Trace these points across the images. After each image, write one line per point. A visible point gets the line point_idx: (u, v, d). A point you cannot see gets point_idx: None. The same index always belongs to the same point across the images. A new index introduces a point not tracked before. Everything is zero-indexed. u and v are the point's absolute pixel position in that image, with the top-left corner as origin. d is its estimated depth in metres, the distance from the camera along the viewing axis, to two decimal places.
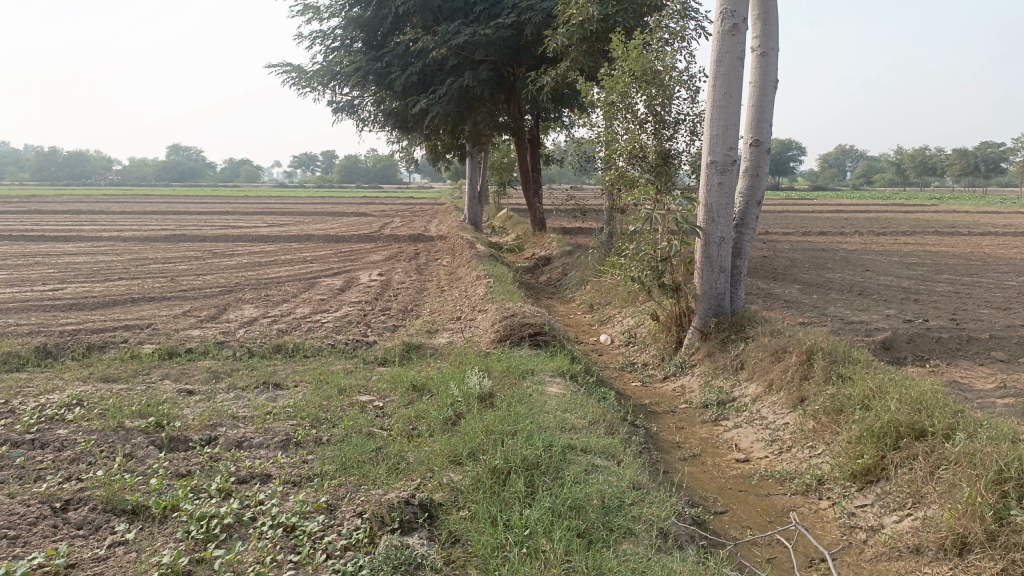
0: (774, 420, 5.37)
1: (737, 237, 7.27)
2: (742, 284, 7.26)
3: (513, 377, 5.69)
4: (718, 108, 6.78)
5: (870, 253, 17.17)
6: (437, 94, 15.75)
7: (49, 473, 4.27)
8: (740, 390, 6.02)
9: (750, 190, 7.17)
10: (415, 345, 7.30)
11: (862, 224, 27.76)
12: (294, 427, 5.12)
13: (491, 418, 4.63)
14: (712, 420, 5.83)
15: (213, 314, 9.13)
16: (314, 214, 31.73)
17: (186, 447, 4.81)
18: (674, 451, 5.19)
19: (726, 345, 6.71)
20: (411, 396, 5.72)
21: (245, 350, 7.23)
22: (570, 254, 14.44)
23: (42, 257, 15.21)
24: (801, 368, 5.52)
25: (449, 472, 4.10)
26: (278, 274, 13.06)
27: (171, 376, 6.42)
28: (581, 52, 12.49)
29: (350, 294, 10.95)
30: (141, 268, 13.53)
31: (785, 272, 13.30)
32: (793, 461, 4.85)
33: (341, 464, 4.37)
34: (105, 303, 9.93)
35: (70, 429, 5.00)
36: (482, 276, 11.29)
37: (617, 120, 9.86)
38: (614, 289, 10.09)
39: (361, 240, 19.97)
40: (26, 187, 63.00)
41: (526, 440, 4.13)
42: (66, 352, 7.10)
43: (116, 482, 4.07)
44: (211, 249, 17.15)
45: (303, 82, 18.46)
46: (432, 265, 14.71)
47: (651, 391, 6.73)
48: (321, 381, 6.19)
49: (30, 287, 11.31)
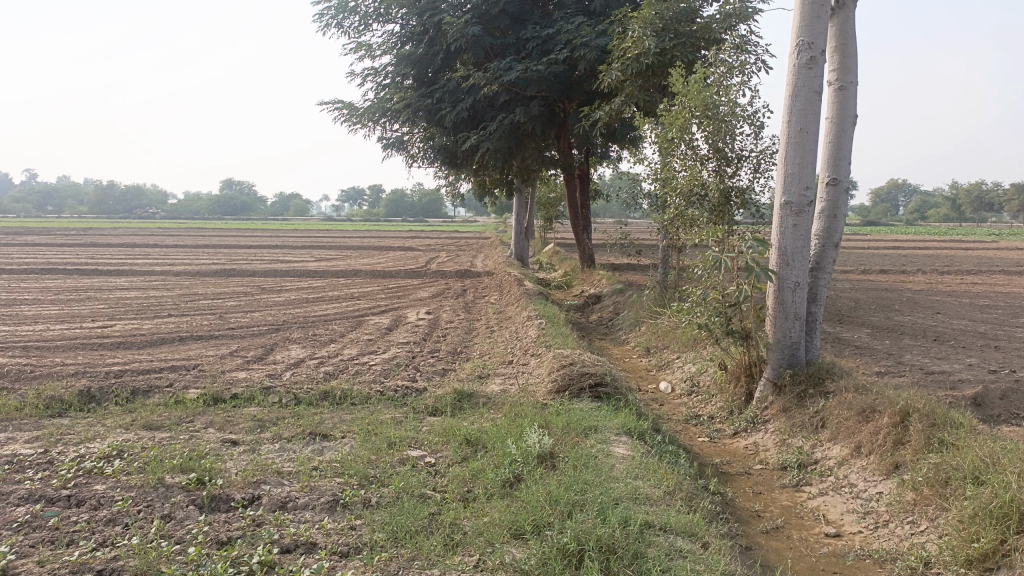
0: (866, 489, 4.89)
1: (812, 282, 6.78)
2: (818, 332, 6.75)
3: (575, 435, 5.28)
4: (793, 145, 6.37)
5: (937, 294, 16.40)
6: (487, 131, 15.57)
7: (82, 538, 3.99)
8: (823, 452, 5.53)
9: (826, 232, 6.71)
10: (467, 393, 6.91)
11: (923, 262, 26.83)
12: (342, 485, 4.79)
13: (556, 484, 4.23)
14: (792, 485, 5.35)
15: (259, 355, 8.91)
16: (361, 247, 31.93)
17: (227, 507, 4.50)
18: (754, 521, 4.71)
19: (803, 401, 6.22)
20: (465, 452, 5.34)
21: (292, 397, 6.93)
22: (622, 293, 14.01)
23: (95, 292, 15.31)
24: (894, 432, 5.05)
25: (512, 550, 3.71)
26: (326, 312, 12.87)
27: (215, 424, 6.15)
28: (636, 87, 12.18)
29: (398, 334, 10.67)
30: (190, 305, 13.47)
31: (851, 315, 12.68)
32: (893, 540, 4.35)
33: (391, 534, 4.01)
34: (152, 342, 9.78)
35: (108, 485, 4.73)
36: (532, 316, 10.94)
37: (675, 155, 9.48)
38: (673, 333, 9.65)
39: (408, 275, 19.80)
40: (85, 220, 64.68)
41: (598, 516, 3.73)
42: (110, 396, 6.89)
43: (151, 551, 3.77)
44: (259, 285, 17.13)
45: (353, 119, 18.54)
46: (481, 303, 14.44)
47: (721, 448, 6.25)
48: (370, 433, 5.86)
49: (80, 324, 11.27)
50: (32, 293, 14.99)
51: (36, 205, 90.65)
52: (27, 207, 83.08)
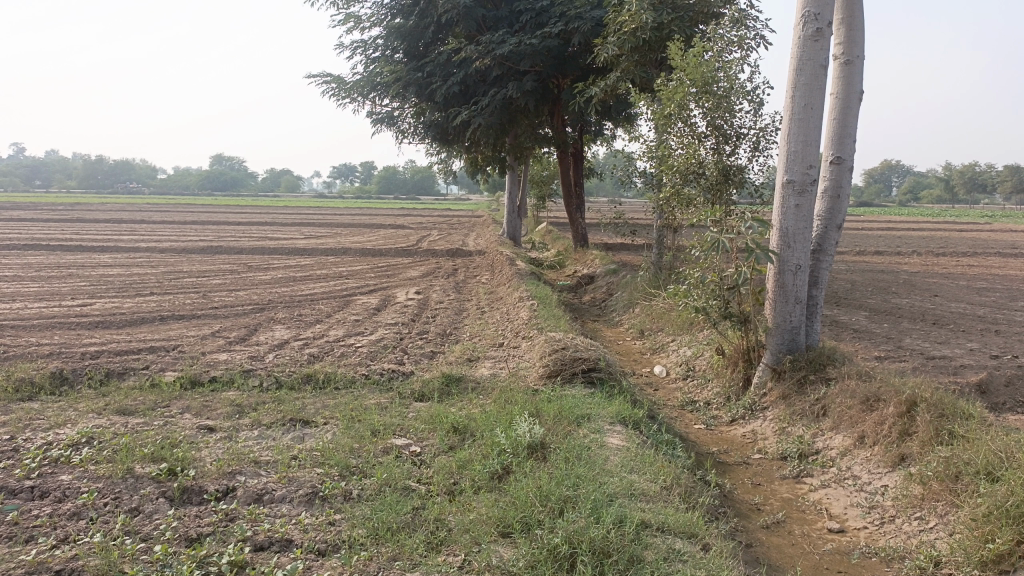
0: (870, 482, 4.70)
1: (814, 265, 6.55)
2: (819, 316, 6.52)
3: (567, 424, 5.05)
4: (797, 121, 6.10)
5: (934, 276, 16.18)
6: (480, 106, 15.20)
7: (42, 534, 3.73)
8: (825, 442, 5.33)
9: (830, 213, 6.47)
10: (455, 378, 6.66)
11: (917, 243, 26.58)
12: (321, 477, 4.54)
13: (547, 478, 4.01)
14: (793, 476, 5.15)
15: (242, 336, 8.65)
16: (351, 225, 31.54)
17: (200, 499, 4.25)
18: (754, 516, 4.50)
19: (804, 388, 6.01)
20: (452, 441, 5.10)
21: (273, 380, 6.68)
22: (615, 274, 13.75)
23: (77, 269, 14.97)
24: (900, 422, 4.85)
25: (499, 549, 3.48)
26: (313, 291, 12.58)
27: (191, 410, 5.89)
28: (633, 62, 11.87)
29: (386, 314, 10.42)
30: (174, 283, 13.17)
31: (848, 297, 12.47)
32: (899, 538, 4.14)
33: (372, 531, 3.78)
34: (132, 321, 9.49)
35: (74, 475, 4.47)
36: (524, 297, 10.68)
37: (672, 132, 9.19)
38: (668, 315, 9.42)
39: (398, 254, 19.49)
40: (71, 195, 63.79)
41: (591, 515, 3.50)
42: (84, 379, 6.63)
43: (114, 550, 3.51)
44: (246, 262, 16.80)
45: (342, 93, 18.15)
46: (471, 283, 14.18)
47: (718, 436, 6.03)
48: (353, 419, 5.61)
49: (59, 302, 10.95)
50: (12, 270, 14.62)
51: (23, 179, 89.53)
52: (13, 182, 81.98)
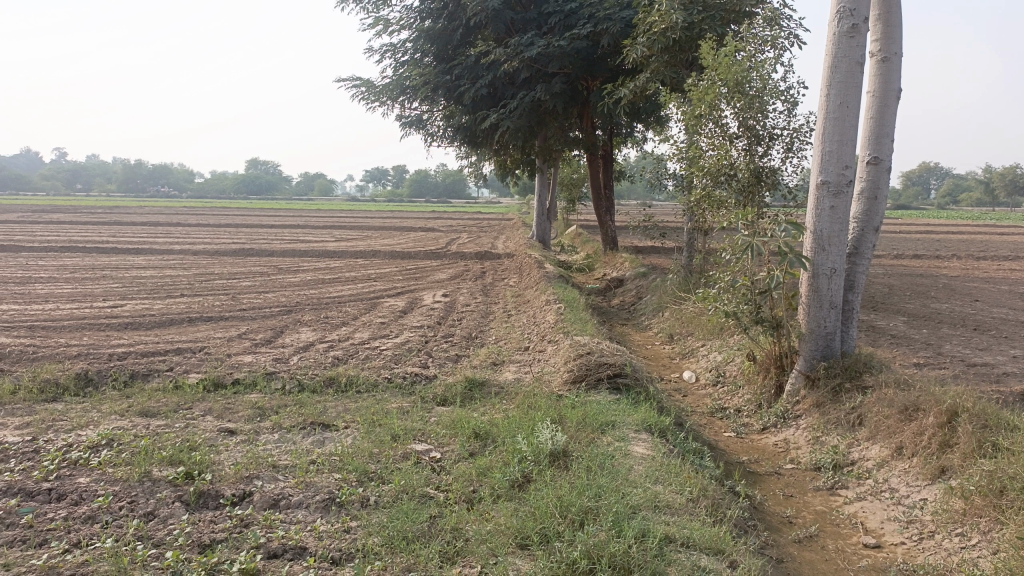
0: (908, 496, 4.50)
1: (850, 269, 6.32)
2: (855, 322, 6.30)
3: (591, 432, 4.91)
4: (832, 120, 5.89)
5: (974, 280, 15.70)
6: (508, 108, 15.10)
7: (55, 538, 3.69)
8: (860, 452, 5.12)
9: (866, 214, 6.24)
10: (478, 382, 6.55)
11: (957, 247, 25.87)
12: (339, 482, 4.45)
13: (568, 488, 3.87)
14: (827, 488, 4.95)
15: (268, 338, 8.64)
16: (382, 228, 31.66)
17: (216, 504, 4.19)
18: (785, 529, 4.32)
19: (839, 396, 5.79)
20: (473, 447, 4.99)
21: (296, 383, 6.64)
22: (645, 277, 13.55)
23: (111, 271, 15.16)
24: (941, 433, 4.64)
25: (517, 562, 3.36)
26: (340, 293, 12.57)
27: (213, 412, 5.86)
28: (662, 62, 11.70)
29: (412, 317, 10.36)
30: (204, 285, 13.26)
31: (885, 302, 12.13)
32: (939, 555, 3.94)
33: (388, 539, 3.68)
34: (160, 322, 9.55)
35: (92, 477, 4.44)
36: (551, 300, 10.55)
37: (702, 133, 9.00)
38: (698, 319, 9.23)
39: (427, 256, 19.49)
40: (111, 198, 65.00)
41: (612, 528, 3.35)
42: (109, 380, 6.65)
43: (125, 556, 3.45)
44: (276, 265, 16.89)
45: (371, 97, 18.20)
46: (499, 286, 14.09)
47: (749, 445, 5.84)
48: (374, 423, 5.53)
49: (91, 303, 11.08)
50: (48, 271, 14.86)
51: (65, 183, 91.59)
52: (56, 186, 83.90)
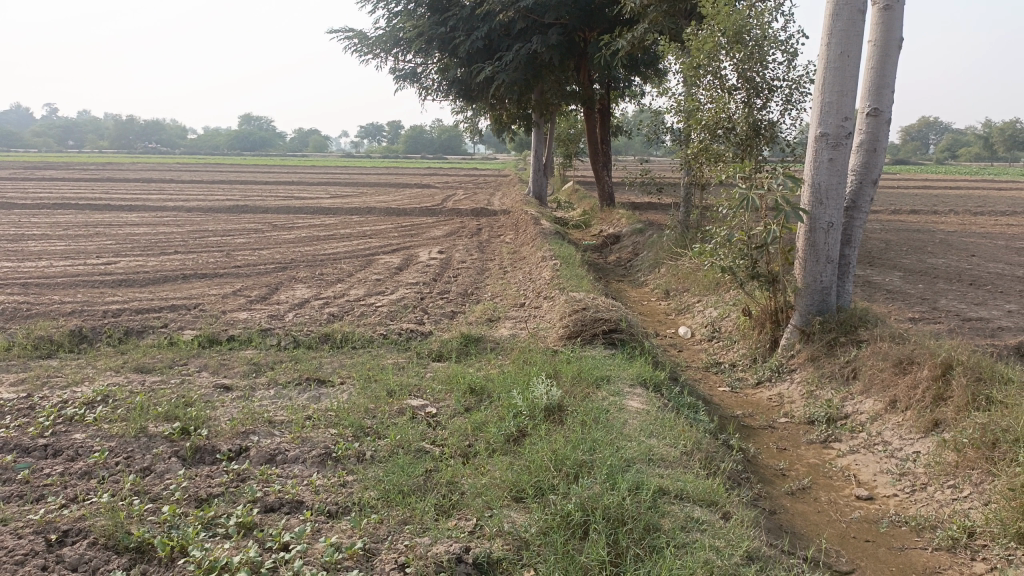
0: (901, 448, 4.54)
1: (847, 222, 6.28)
2: (851, 277, 6.28)
3: (586, 386, 4.92)
4: (832, 71, 5.77)
5: (971, 236, 15.63)
6: (504, 61, 14.86)
7: (52, 493, 3.71)
8: (854, 406, 5.15)
9: (865, 167, 6.17)
10: (474, 338, 6.55)
11: (956, 202, 25.72)
12: (335, 437, 4.47)
13: (562, 442, 3.89)
14: (820, 441, 4.99)
15: (264, 295, 8.61)
16: (377, 185, 31.39)
17: (212, 459, 4.21)
18: (779, 482, 4.36)
19: (834, 350, 5.80)
20: (469, 402, 5.00)
21: (291, 339, 6.62)
22: (642, 233, 13.50)
23: (104, 228, 15.04)
24: (935, 386, 4.66)
25: (512, 514, 3.38)
26: (336, 250, 12.50)
27: (209, 368, 5.87)
28: (661, 13, 11.47)
29: (407, 273, 10.33)
30: (199, 242, 13.18)
31: (881, 257, 12.11)
32: (931, 506, 3.99)
33: (384, 493, 3.70)
34: (154, 279, 9.50)
35: (88, 433, 4.45)
36: (547, 256, 10.51)
37: (700, 86, 8.86)
38: (694, 274, 9.21)
39: (422, 213, 19.36)
40: (103, 155, 64.18)
41: (606, 481, 3.37)
42: (103, 337, 6.64)
43: (121, 510, 3.46)
44: (271, 221, 16.78)
45: (364, 50, 17.89)
46: (495, 242, 14.03)
47: (743, 399, 5.86)
48: (369, 379, 5.54)
49: (84, 260, 11.02)
50: (41, 228, 14.74)
51: (56, 139, 90.38)
52: (47, 143, 82.83)
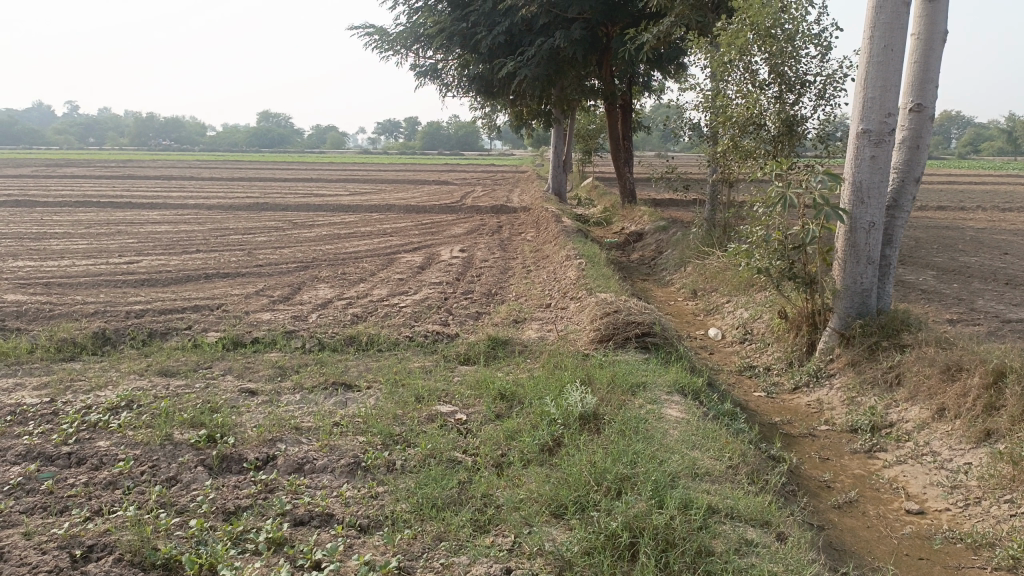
0: (951, 459, 4.35)
1: (888, 222, 6.08)
2: (892, 278, 6.07)
3: (622, 394, 4.77)
4: (875, 65, 5.57)
5: (1002, 232, 15.29)
6: (525, 57, 14.68)
7: (76, 505, 3.60)
8: (899, 414, 4.97)
9: (907, 165, 5.97)
10: (501, 340, 6.40)
11: (983, 198, 25.27)
12: (363, 445, 4.34)
13: (602, 453, 3.75)
14: (865, 451, 4.80)
15: (286, 295, 8.52)
16: (395, 182, 31.31)
17: (239, 469, 4.09)
18: (825, 495, 4.18)
19: (875, 354, 5.61)
20: (499, 408, 4.87)
21: (315, 342, 6.51)
22: (665, 231, 13.30)
23: (125, 226, 15.02)
24: (987, 396, 4.46)
25: (552, 531, 3.24)
26: (357, 248, 12.40)
27: (233, 371, 5.77)
28: (687, 7, 11.25)
29: (430, 273, 10.20)
30: (220, 240, 13.13)
31: (912, 255, 11.83)
32: (987, 522, 3.80)
33: (417, 506, 3.56)
34: (176, 279, 9.43)
35: (112, 440, 4.36)
36: (572, 255, 10.34)
37: (730, 81, 8.65)
38: (724, 274, 9.01)
39: (442, 210, 19.26)
40: (123, 152, 64.42)
41: (653, 498, 3.24)
42: (126, 339, 6.56)
43: (147, 525, 3.35)
44: (291, 219, 16.72)
45: (385, 46, 17.80)
46: (517, 240, 13.88)
47: (780, 405, 5.68)
48: (397, 383, 5.42)
49: (106, 259, 10.99)
50: (63, 227, 14.78)
51: (76, 137, 91.13)
52: (69, 140, 83.61)
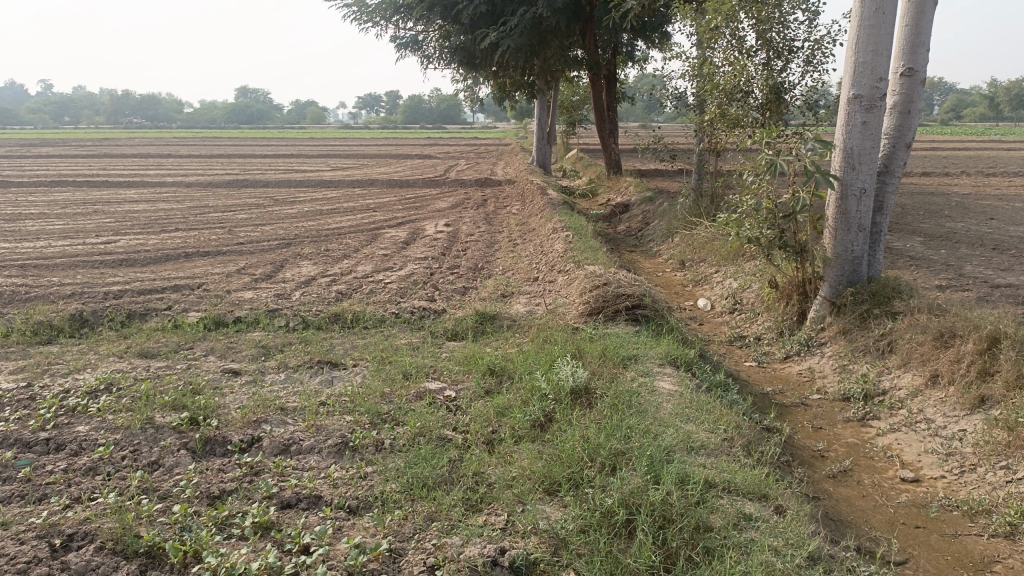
0: (945, 427, 4.32)
1: (879, 188, 6.01)
2: (882, 245, 6.02)
3: (613, 367, 4.70)
4: (866, 28, 5.44)
5: (987, 198, 15.31)
6: (508, 27, 14.44)
7: (55, 492, 3.49)
8: (892, 381, 4.93)
9: (898, 130, 5.88)
10: (489, 315, 6.30)
11: (966, 164, 25.31)
12: (351, 425, 4.24)
13: (595, 428, 3.68)
14: (858, 420, 4.77)
15: (269, 273, 8.36)
16: (379, 156, 30.97)
17: (223, 451, 4.00)
18: (819, 464, 4.14)
19: (867, 322, 5.56)
20: (489, 385, 4.79)
21: (300, 320, 6.38)
22: (652, 202, 13.22)
23: (103, 205, 14.72)
24: (980, 361, 4.43)
25: (546, 509, 3.17)
26: (340, 224, 12.20)
27: (215, 351, 5.64)
28: None
29: (415, 248, 10.06)
30: (200, 218, 12.89)
31: (898, 222, 11.81)
32: (983, 489, 3.77)
33: (407, 486, 3.48)
34: (156, 258, 9.24)
35: (92, 425, 4.24)
36: (558, 227, 10.23)
37: (716, 48, 8.51)
38: (712, 244, 8.94)
39: (426, 184, 19.04)
40: (99, 130, 63.23)
41: (649, 474, 3.18)
42: (105, 321, 6.41)
43: (129, 512, 3.25)
44: (273, 196, 16.45)
45: (364, 17, 17.46)
46: (502, 213, 13.74)
47: (772, 375, 5.64)
48: (384, 361, 5.32)
49: (84, 240, 10.75)
50: (39, 207, 14.46)
51: (51, 115, 89.55)
52: (44, 118, 82.09)
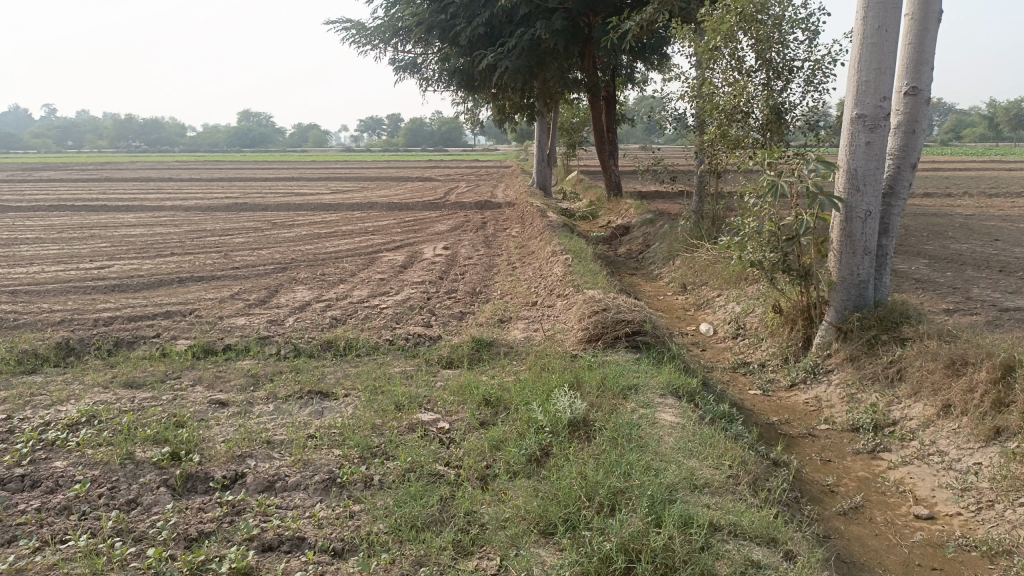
0: (960, 460, 4.13)
1: (884, 210, 5.86)
2: (889, 268, 5.87)
3: (613, 398, 4.52)
4: (869, 47, 5.33)
5: (992, 219, 15.17)
6: (506, 49, 14.41)
7: (25, 534, 3.32)
8: (902, 411, 4.75)
9: (903, 150, 5.75)
10: (486, 342, 6.14)
11: (969, 184, 25.24)
12: (339, 460, 4.06)
13: (593, 464, 3.50)
14: (868, 452, 4.58)
15: (262, 298, 8.21)
16: (379, 179, 30.96)
17: (205, 488, 3.82)
18: (829, 500, 3.96)
19: (875, 348, 5.39)
20: (484, 416, 4.62)
21: (291, 348, 6.22)
22: (652, 224, 13.08)
23: (100, 230, 14.62)
24: (994, 391, 4.25)
25: (541, 553, 3.00)
26: (337, 248, 12.08)
27: (203, 381, 5.48)
28: None
29: (412, 272, 9.92)
30: (196, 243, 12.77)
31: (903, 243, 11.67)
32: (1002, 528, 3.58)
33: (395, 526, 3.30)
34: (149, 283, 9.10)
35: (70, 460, 4.06)
36: (557, 250, 10.10)
37: (716, 68, 8.41)
38: (714, 267, 8.79)
39: (426, 207, 18.95)
40: (102, 154, 63.53)
41: (650, 516, 3.00)
42: (91, 349, 6.25)
43: (99, 557, 3.07)
44: (271, 219, 16.36)
45: (363, 40, 17.47)
46: (501, 236, 13.62)
47: (778, 404, 5.46)
48: (376, 391, 5.15)
49: (77, 265, 10.62)
50: (35, 232, 14.35)
51: (54, 139, 90.03)
52: (47, 143, 82.50)
